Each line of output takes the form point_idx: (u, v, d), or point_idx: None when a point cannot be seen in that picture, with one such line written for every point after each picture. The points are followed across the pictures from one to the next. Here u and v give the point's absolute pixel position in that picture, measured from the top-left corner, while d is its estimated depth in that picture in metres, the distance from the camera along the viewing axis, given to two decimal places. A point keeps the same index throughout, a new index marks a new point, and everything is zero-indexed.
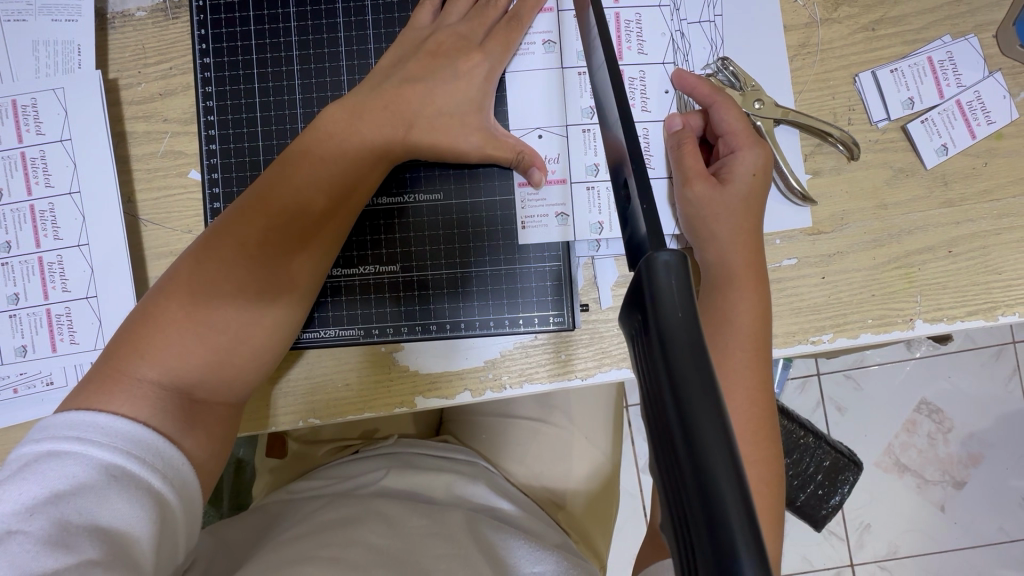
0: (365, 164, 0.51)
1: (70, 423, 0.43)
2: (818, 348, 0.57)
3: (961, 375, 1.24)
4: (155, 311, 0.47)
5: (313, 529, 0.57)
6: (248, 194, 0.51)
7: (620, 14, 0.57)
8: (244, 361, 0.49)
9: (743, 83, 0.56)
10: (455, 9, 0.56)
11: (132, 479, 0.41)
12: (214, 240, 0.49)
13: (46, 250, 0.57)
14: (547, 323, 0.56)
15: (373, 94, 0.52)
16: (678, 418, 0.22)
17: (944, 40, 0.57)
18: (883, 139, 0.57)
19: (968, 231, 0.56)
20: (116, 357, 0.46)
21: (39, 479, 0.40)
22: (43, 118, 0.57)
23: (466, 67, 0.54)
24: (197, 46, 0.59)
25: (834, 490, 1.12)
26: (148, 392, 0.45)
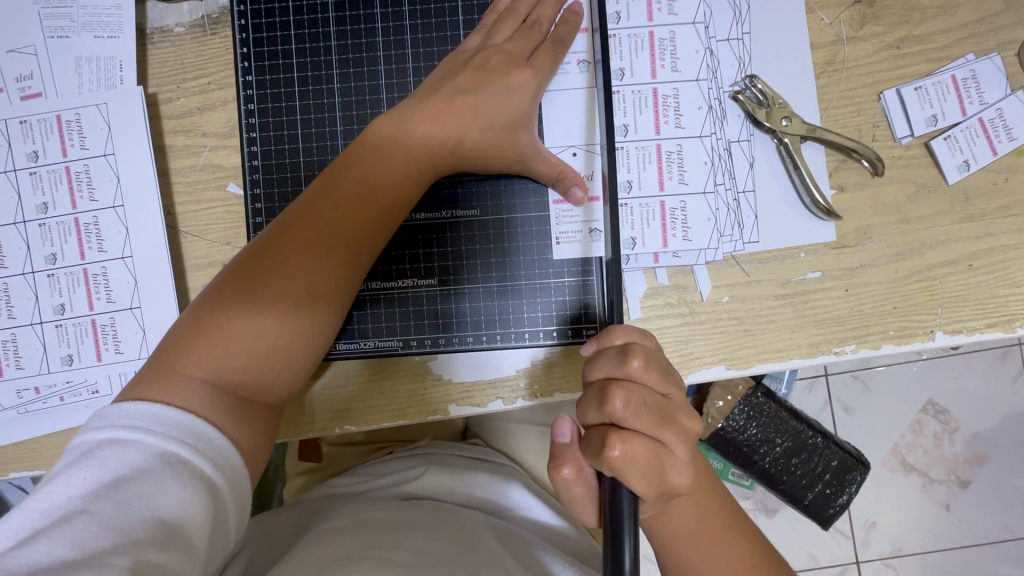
0: (409, 173, 0.53)
1: (128, 413, 0.44)
2: (840, 358, 0.59)
3: (968, 377, 1.26)
4: (208, 309, 0.49)
5: (354, 526, 0.59)
6: (299, 200, 0.52)
7: (653, 31, 0.59)
8: (287, 362, 0.50)
9: (772, 100, 0.58)
10: (500, 31, 0.56)
11: (186, 467, 0.43)
12: (265, 242, 0.50)
13: (90, 262, 0.58)
14: (581, 336, 0.57)
15: (423, 105, 0.54)
16: None
17: (967, 58, 0.58)
18: (906, 155, 0.58)
19: (988, 245, 0.58)
20: (170, 352, 0.48)
21: (100, 464, 0.42)
22: (86, 133, 0.58)
23: (516, 82, 0.54)
24: (240, 63, 0.60)
25: (841, 489, 1.14)
26: (201, 390, 0.47)
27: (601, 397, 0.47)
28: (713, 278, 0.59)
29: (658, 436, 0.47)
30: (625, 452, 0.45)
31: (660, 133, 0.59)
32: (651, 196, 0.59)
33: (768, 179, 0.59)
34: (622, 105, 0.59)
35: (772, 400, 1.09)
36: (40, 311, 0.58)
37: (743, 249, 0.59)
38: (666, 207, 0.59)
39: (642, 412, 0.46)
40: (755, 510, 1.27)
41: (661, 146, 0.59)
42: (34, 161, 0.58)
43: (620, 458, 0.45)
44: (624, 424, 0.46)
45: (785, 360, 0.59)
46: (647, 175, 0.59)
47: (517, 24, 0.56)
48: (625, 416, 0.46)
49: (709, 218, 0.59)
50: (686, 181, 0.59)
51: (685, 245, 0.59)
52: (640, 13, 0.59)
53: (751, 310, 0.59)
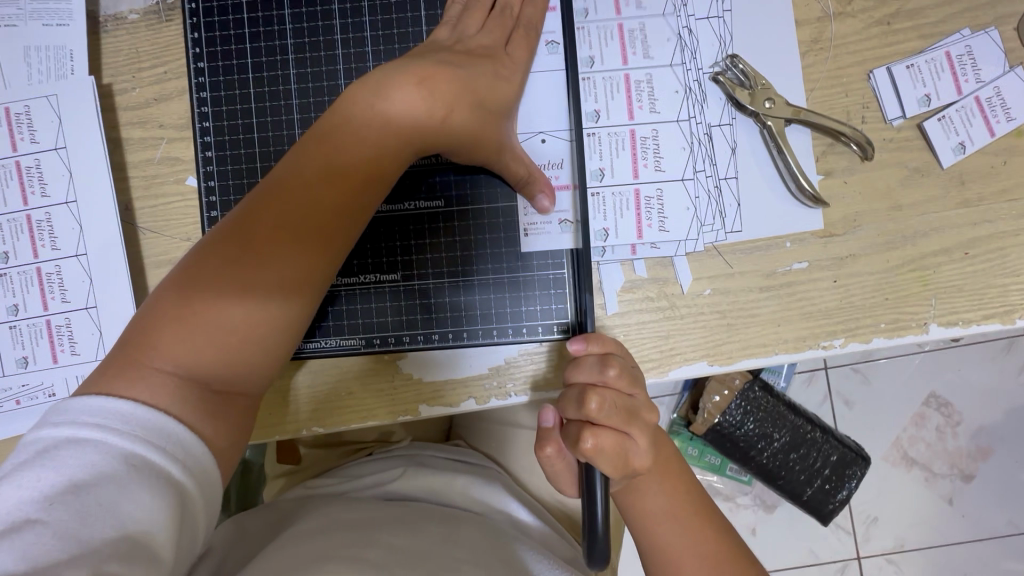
0: (391, 145, 0.47)
1: (89, 408, 0.41)
2: (829, 352, 0.56)
3: (972, 369, 1.22)
4: (175, 296, 0.45)
5: (325, 526, 0.57)
6: (272, 176, 0.48)
7: (622, 24, 0.56)
8: (259, 353, 0.46)
9: (753, 81, 0.55)
10: (469, 22, 0.52)
11: (152, 469, 0.40)
12: (234, 224, 0.46)
13: (44, 260, 0.56)
14: (551, 332, 0.55)
15: (409, 68, 0.47)
16: None
17: (962, 33, 0.55)
18: (897, 137, 0.55)
19: (985, 232, 0.55)
20: (135, 341, 0.44)
21: (57, 465, 0.38)
22: (37, 125, 0.56)
23: (505, 72, 0.52)
24: (191, 50, 0.58)
25: (841, 485, 1.12)
26: (166, 383, 0.43)
27: (578, 395, 0.47)
28: (694, 269, 0.56)
29: (627, 432, 0.47)
30: (595, 446, 0.46)
31: (633, 118, 0.56)
32: (626, 185, 0.56)
33: (750, 165, 0.56)
34: (593, 91, 0.56)
35: (769, 394, 1.06)
36: None
37: (725, 239, 0.56)
38: (641, 196, 0.56)
39: (615, 411, 0.47)
40: (753, 507, 1.24)
41: (635, 131, 0.56)
42: None
43: (591, 450, 0.46)
44: (598, 422, 0.46)
45: (770, 356, 0.56)
46: (620, 162, 0.56)
47: (487, 12, 0.53)
48: (602, 416, 0.46)
49: (687, 206, 0.56)
50: (663, 168, 0.56)
51: (662, 236, 0.56)
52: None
53: (735, 304, 0.56)
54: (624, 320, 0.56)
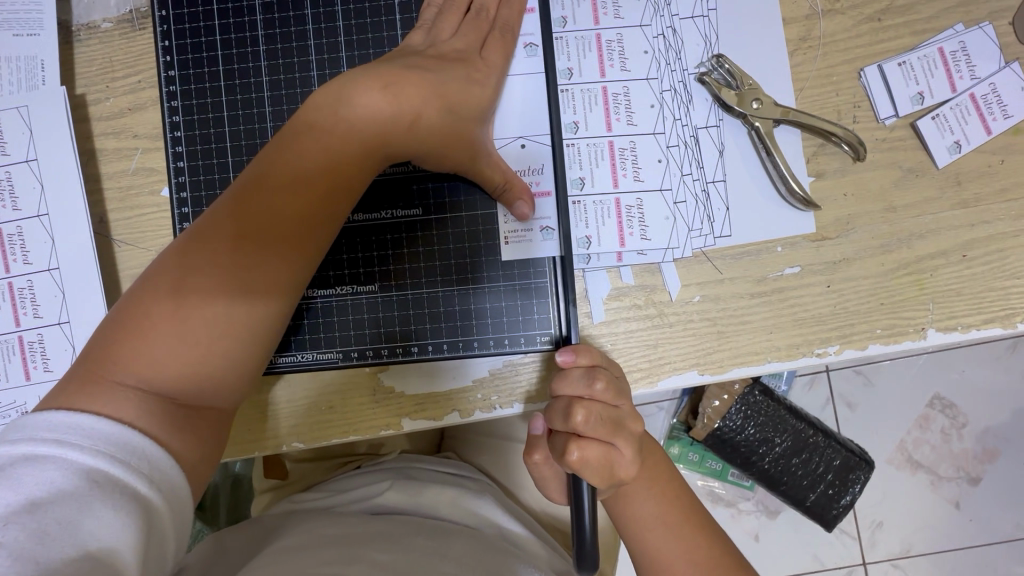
0: (356, 149, 0.47)
1: (49, 423, 0.39)
2: (824, 360, 0.54)
3: (977, 370, 1.20)
4: (137, 310, 0.44)
5: (308, 543, 0.56)
6: (235, 186, 0.47)
7: (600, 36, 0.54)
8: (231, 364, 0.45)
9: (739, 81, 0.53)
10: (443, 27, 0.51)
11: (118, 485, 0.38)
12: (198, 235, 0.45)
13: (16, 275, 0.55)
14: (533, 343, 0.53)
15: (370, 73, 0.47)
16: None
17: (955, 29, 0.53)
18: (890, 137, 0.53)
19: (983, 233, 0.53)
20: (97, 358, 0.43)
21: (13, 485, 0.36)
22: (8, 137, 0.54)
23: (477, 75, 0.50)
24: (162, 58, 0.56)
25: (845, 490, 1.09)
26: (132, 396, 0.42)
27: (564, 406, 0.46)
28: (683, 275, 0.54)
29: (613, 443, 0.45)
30: (581, 457, 0.44)
31: (611, 130, 0.54)
32: (605, 195, 0.54)
33: (739, 169, 0.54)
34: (573, 102, 0.55)
35: (770, 398, 1.04)
36: None
37: (714, 245, 0.54)
38: (622, 205, 0.54)
39: (601, 421, 0.45)
40: (756, 514, 1.21)
41: (614, 143, 0.54)
42: None
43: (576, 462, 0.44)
44: (584, 433, 0.45)
45: (763, 364, 0.54)
46: (601, 172, 0.54)
47: (462, 15, 0.52)
48: (588, 428, 0.45)
49: (667, 216, 0.54)
50: (642, 178, 0.54)
51: (645, 244, 0.54)
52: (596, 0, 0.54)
53: (725, 311, 0.54)
54: (610, 328, 0.54)
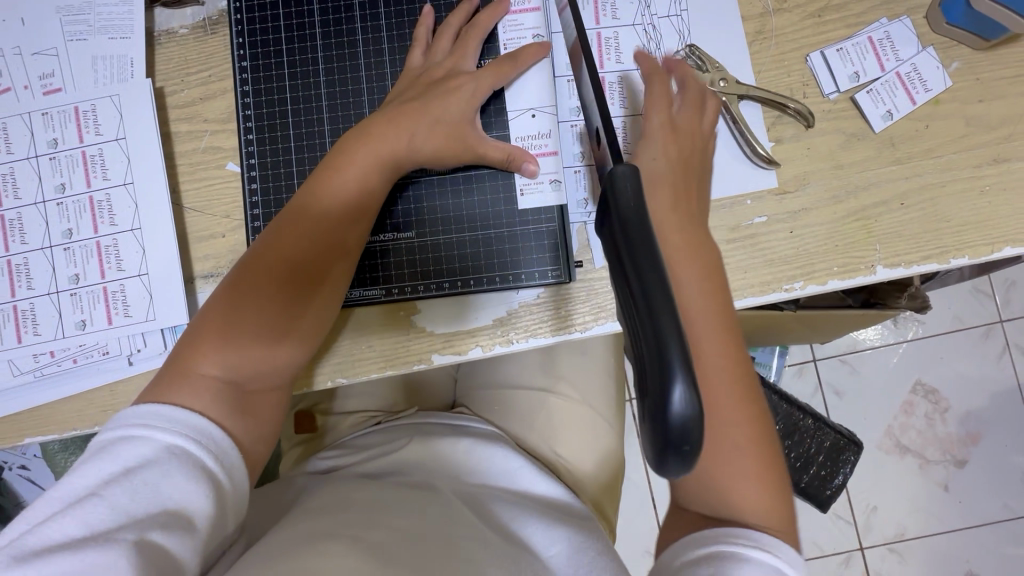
0: (374, 176, 0.58)
1: (139, 412, 0.49)
2: (791, 295, 0.64)
3: (955, 359, 1.35)
4: (207, 317, 0.55)
5: (341, 502, 0.62)
6: (280, 216, 0.58)
7: (600, 33, 0.66)
8: (280, 357, 0.56)
9: (709, 64, 0.65)
10: (438, 48, 0.63)
11: (190, 458, 0.48)
12: (252, 259, 0.56)
13: (103, 235, 0.64)
14: (546, 277, 0.62)
15: (378, 119, 0.59)
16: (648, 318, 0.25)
17: (881, 22, 0.65)
18: (835, 109, 0.65)
19: (916, 185, 0.64)
20: (178, 356, 0.54)
21: (111, 458, 0.46)
22: (101, 120, 0.65)
23: (454, 85, 0.60)
24: (235, 52, 0.67)
25: (836, 471, 1.23)
26: (207, 390, 0.52)
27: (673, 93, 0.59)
28: None
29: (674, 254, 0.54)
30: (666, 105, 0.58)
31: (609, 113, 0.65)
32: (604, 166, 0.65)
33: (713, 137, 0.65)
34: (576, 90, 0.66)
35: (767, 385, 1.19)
36: (56, 281, 0.64)
37: None
38: None
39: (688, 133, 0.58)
40: None
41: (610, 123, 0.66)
42: (54, 148, 0.65)
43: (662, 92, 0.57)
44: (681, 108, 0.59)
45: (740, 299, 0.64)
46: None
47: (453, 38, 0.64)
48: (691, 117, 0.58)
49: None
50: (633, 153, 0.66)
51: None
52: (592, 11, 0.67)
53: None
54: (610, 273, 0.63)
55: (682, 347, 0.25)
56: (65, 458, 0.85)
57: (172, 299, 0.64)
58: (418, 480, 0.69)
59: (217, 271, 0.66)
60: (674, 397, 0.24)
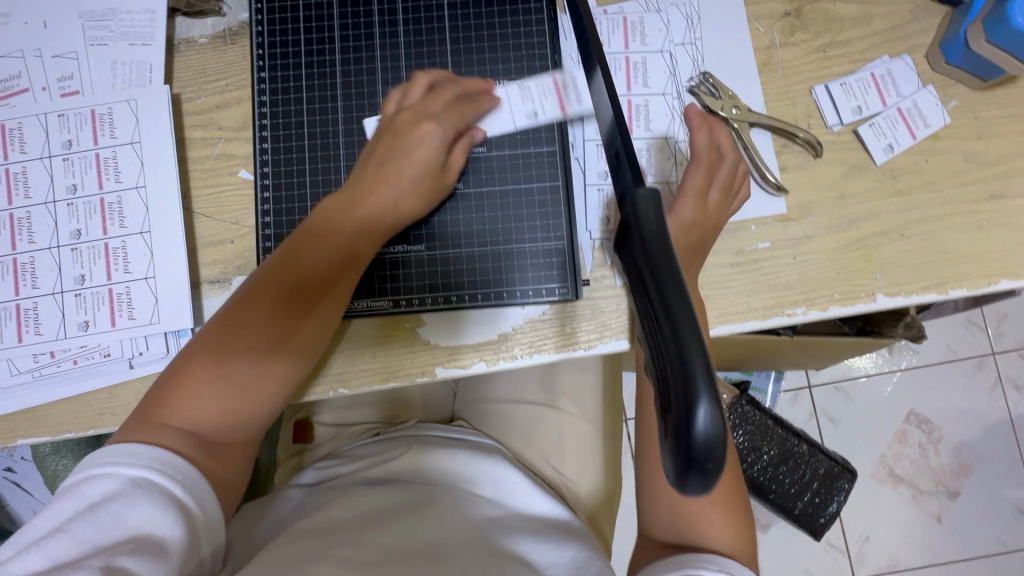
0: (364, 240, 0.59)
1: (106, 452, 0.49)
2: (793, 319, 0.65)
3: (948, 389, 1.36)
4: (178, 366, 0.55)
5: (335, 522, 0.61)
6: (259, 269, 0.58)
7: (628, 57, 0.68)
8: (255, 406, 0.56)
9: (721, 92, 0.67)
10: (410, 94, 0.63)
11: (156, 488, 0.48)
12: (232, 311, 0.56)
13: (111, 237, 0.64)
14: (552, 293, 0.63)
15: (360, 184, 0.60)
16: (672, 341, 0.25)
17: (883, 59, 0.68)
18: (838, 140, 0.66)
19: (916, 216, 0.65)
20: (149, 402, 0.54)
21: (77, 495, 0.47)
22: (116, 124, 0.66)
23: (422, 136, 0.60)
24: (254, 63, 0.68)
25: (830, 498, 1.23)
26: (179, 435, 0.52)
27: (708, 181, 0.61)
28: None
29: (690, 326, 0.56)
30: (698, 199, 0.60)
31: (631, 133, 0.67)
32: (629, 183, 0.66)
33: None
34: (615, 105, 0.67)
35: (758, 409, 1.19)
36: (61, 281, 0.64)
37: None
38: None
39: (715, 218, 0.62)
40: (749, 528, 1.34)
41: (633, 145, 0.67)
42: (68, 149, 0.65)
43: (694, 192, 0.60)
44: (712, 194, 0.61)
45: (743, 322, 0.64)
46: None
47: (427, 87, 0.63)
48: (718, 203, 0.61)
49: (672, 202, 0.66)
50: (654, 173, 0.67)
51: None
52: (620, 40, 0.68)
53: (709, 278, 0.65)
54: (616, 292, 0.63)
55: (704, 365, 0.25)
56: (56, 461, 0.84)
57: (177, 303, 0.64)
58: (415, 491, 0.69)
59: (223, 276, 0.66)
60: (696, 415, 0.24)
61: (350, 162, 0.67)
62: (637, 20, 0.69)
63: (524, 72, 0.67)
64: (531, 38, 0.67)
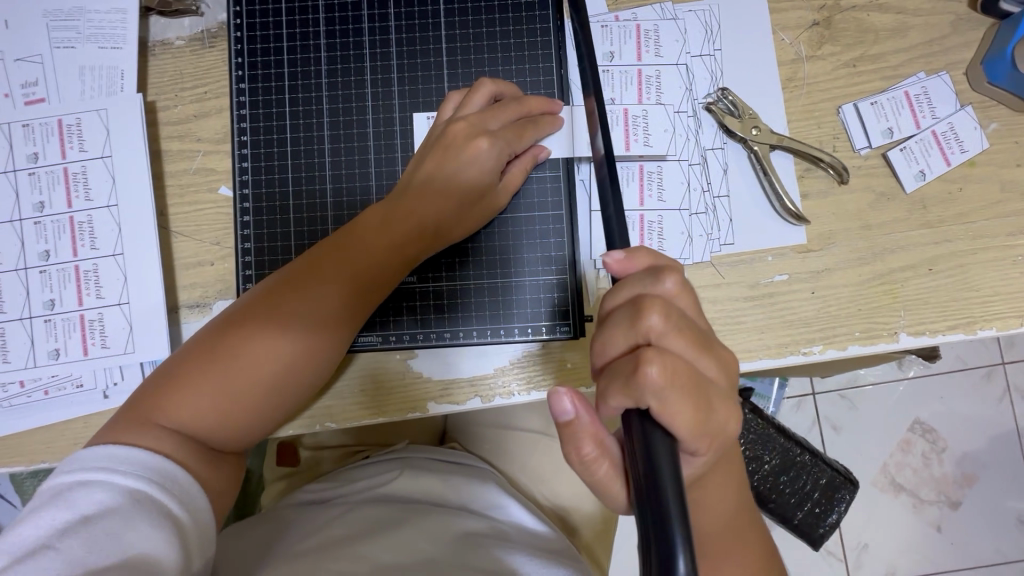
0: (398, 262, 0.53)
1: (98, 455, 0.44)
2: (809, 358, 0.60)
3: (954, 398, 1.32)
4: (181, 367, 0.49)
5: (320, 545, 0.58)
6: (286, 274, 0.52)
7: (641, 70, 0.63)
8: (251, 423, 0.51)
9: (741, 110, 0.62)
10: (470, 102, 0.56)
11: (154, 503, 0.43)
12: (249, 316, 0.50)
13: (82, 259, 0.60)
14: (553, 332, 0.59)
15: (401, 199, 0.53)
16: (661, 501, 0.29)
17: (919, 76, 0.62)
18: (865, 165, 0.61)
19: (946, 250, 0.61)
20: (142, 401, 0.49)
21: (70, 505, 0.41)
22: (86, 136, 0.61)
23: (475, 152, 0.53)
24: (233, 73, 0.63)
25: (831, 508, 1.15)
26: (167, 440, 0.47)
27: (629, 364, 0.35)
28: (691, 279, 0.61)
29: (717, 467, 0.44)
30: (665, 371, 0.34)
31: (629, 150, 0.61)
32: (631, 210, 0.62)
33: (740, 186, 0.62)
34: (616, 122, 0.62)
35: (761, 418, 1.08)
36: (30, 306, 0.60)
37: (720, 251, 0.61)
38: (645, 221, 0.62)
39: (684, 325, 0.36)
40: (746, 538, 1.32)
41: (643, 166, 0.62)
42: (34, 163, 0.60)
43: (659, 380, 0.34)
44: (662, 342, 0.35)
45: (756, 361, 0.60)
46: (632, 191, 0.62)
47: (490, 98, 0.57)
48: (664, 330, 0.36)
49: (683, 231, 0.61)
50: (665, 199, 0.62)
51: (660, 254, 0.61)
52: (633, 52, 0.63)
53: (722, 312, 0.60)
54: None
55: (683, 519, 0.29)
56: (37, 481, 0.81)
57: (152, 330, 0.60)
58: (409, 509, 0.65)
59: (203, 301, 0.62)
60: (679, 566, 0.27)
61: (337, 183, 0.62)
62: (653, 29, 0.63)
63: (526, 87, 0.62)
64: (535, 49, 0.62)
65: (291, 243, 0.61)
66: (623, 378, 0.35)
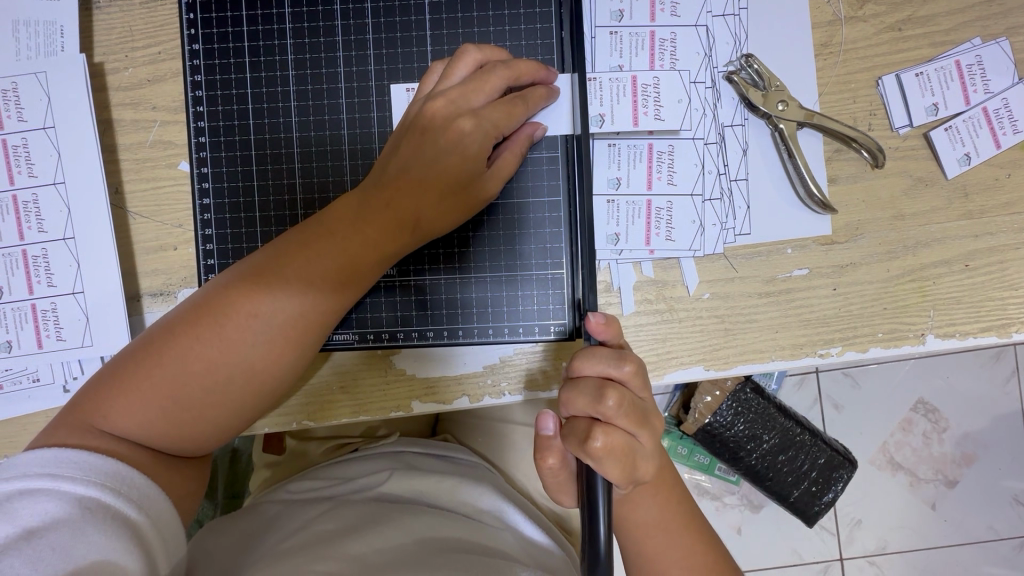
0: (370, 260, 0.47)
1: (44, 460, 0.40)
2: (825, 360, 0.55)
3: (961, 376, 1.10)
4: (131, 359, 0.45)
5: (305, 543, 0.53)
6: (246, 268, 0.47)
7: (654, 33, 0.55)
8: (207, 433, 0.46)
9: (766, 82, 0.54)
10: (452, 75, 0.49)
11: (108, 510, 0.39)
12: (203, 314, 0.45)
13: (30, 243, 0.55)
14: (547, 332, 0.55)
15: (375, 189, 0.48)
16: (591, 501, 0.41)
17: (973, 43, 0.54)
18: (904, 146, 0.55)
19: (986, 244, 0.54)
20: (89, 394, 0.44)
21: (8, 518, 0.37)
22: (24, 104, 0.54)
23: (454, 137, 0.47)
24: (186, 31, 0.56)
25: (824, 487, 0.97)
26: (112, 446, 0.42)
27: (582, 430, 0.41)
28: (701, 272, 0.55)
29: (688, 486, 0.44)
30: (607, 444, 0.40)
31: (638, 125, 0.54)
32: (637, 195, 0.55)
33: (761, 169, 0.56)
34: (619, 91, 0.54)
35: (762, 396, 0.93)
36: None
37: (734, 242, 0.55)
38: (652, 207, 0.55)
39: (632, 409, 0.42)
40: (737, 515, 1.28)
41: (653, 145, 0.55)
42: None
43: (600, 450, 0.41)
44: (611, 419, 0.41)
45: (767, 362, 0.55)
46: (637, 173, 0.55)
47: (476, 69, 0.49)
48: (614, 412, 0.41)
49: (694, 219, 0.55)
50: (676, 182, 0.56)
51: (668, 245, 0.55)
52: (644, 11, 0.55)
53: (734, 310, 0.55)
54: (635, 322, 0.55)
55: (608, 549, 0.41)
56: None
57: (109, 322, 0.55)
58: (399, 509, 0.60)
59: (166, 289, 0.56)
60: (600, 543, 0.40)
61: (305, 163, 0.55)
62: None
63: (520, 52, 0.54)
64: (530, 6, 0.54)
65: (257, 229, 0.56)
66: (575, 441, 0.42)
